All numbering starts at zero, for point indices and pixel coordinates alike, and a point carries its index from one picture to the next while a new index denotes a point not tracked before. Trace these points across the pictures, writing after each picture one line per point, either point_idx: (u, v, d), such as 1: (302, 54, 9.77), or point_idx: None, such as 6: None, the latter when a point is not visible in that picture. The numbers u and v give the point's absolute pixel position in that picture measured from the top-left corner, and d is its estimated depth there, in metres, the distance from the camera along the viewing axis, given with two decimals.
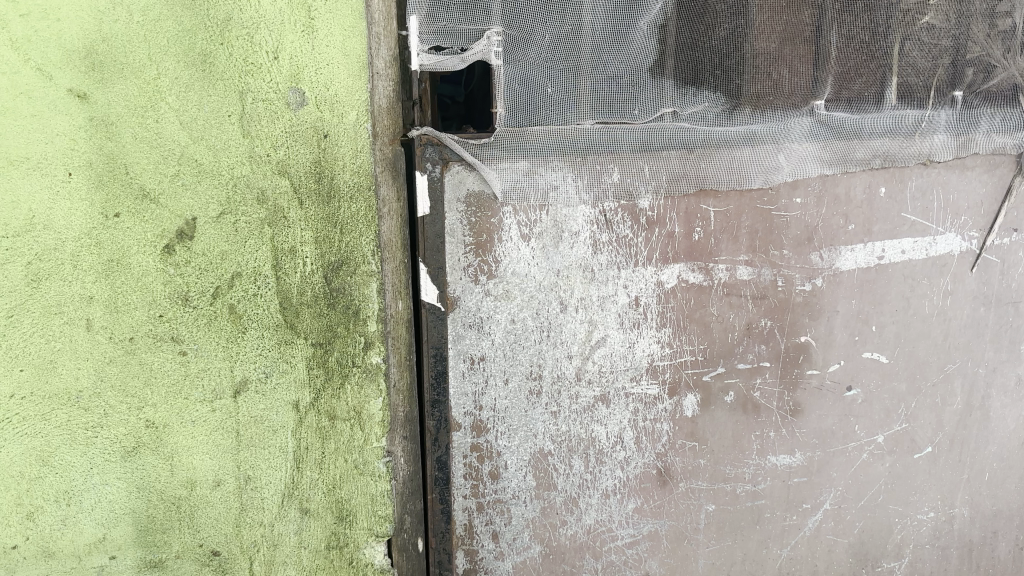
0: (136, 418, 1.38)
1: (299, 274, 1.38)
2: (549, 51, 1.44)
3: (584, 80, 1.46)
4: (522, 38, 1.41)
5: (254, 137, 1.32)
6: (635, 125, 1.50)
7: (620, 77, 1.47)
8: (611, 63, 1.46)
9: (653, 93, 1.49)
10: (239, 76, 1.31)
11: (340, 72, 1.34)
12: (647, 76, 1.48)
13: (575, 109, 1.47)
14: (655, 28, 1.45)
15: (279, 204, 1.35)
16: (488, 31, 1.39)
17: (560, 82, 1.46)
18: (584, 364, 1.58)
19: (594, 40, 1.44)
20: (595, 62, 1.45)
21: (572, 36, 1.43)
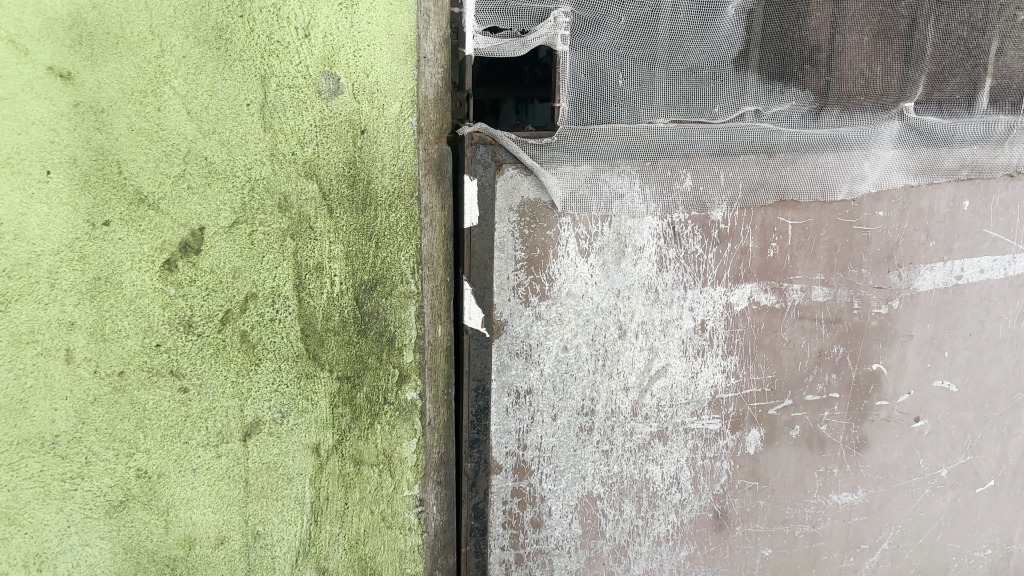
0: (124, 466, 1.13)
1: (325, 295, 1.16)
2: (622, 36, 1.21)
3: (659, 71, 1.25)
4: (592, 21, 1.20)
5: (277, 132, 1.10)
6: (714, 125, 1.29)
7: (700, 70, 1.26)
8: (692, 52, 1.25)
9: (735, 88, 1.28)
10: (262, 56, 1.07)
11: (383, 55, 1.12)
12: (730, 69, 1.27)
13: (648, 104, 1.25)
14: (743, 14, 1.25)
15: (304, 213, 1.13)
16: (556, 9, 1.18)
17: (632, 72, 1.24)
18: (641, 398, 1.38)
19: (675, 24, 1.22)
20: (674, 50, 1.24)
21: (650, 18, 1.21)
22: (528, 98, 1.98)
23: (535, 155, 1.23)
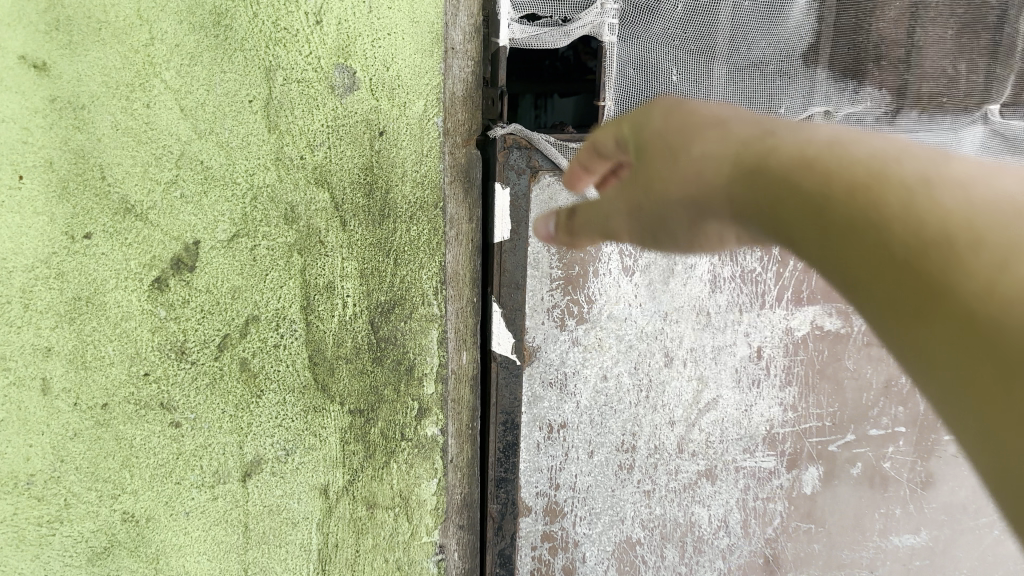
0: (110, 509, 0.98)
1: (336, 319, 1.02)
2: (678, 25, 1.10)
3: (718, 67, 1.14)
4: (646, 8, 1.08)
5: (284, 133, 0.96)
6: None
7: (764, 64, 1.15)
8: (756, 44, 1.13)
9: (803, 84, 1.16)
10: (266, 45, 0.93)
11: (405, 46, 0.98)
12: (797, 62, 1.15)
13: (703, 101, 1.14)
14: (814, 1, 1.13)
15: (313, 225, 0.99)
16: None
17: (688, 65, 1.13)
18: (688, 433, 1.23)
19: (737, 13, 1.10)
20: (735, 44, 1.13)
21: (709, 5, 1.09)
22: (547, 92, 1.82)
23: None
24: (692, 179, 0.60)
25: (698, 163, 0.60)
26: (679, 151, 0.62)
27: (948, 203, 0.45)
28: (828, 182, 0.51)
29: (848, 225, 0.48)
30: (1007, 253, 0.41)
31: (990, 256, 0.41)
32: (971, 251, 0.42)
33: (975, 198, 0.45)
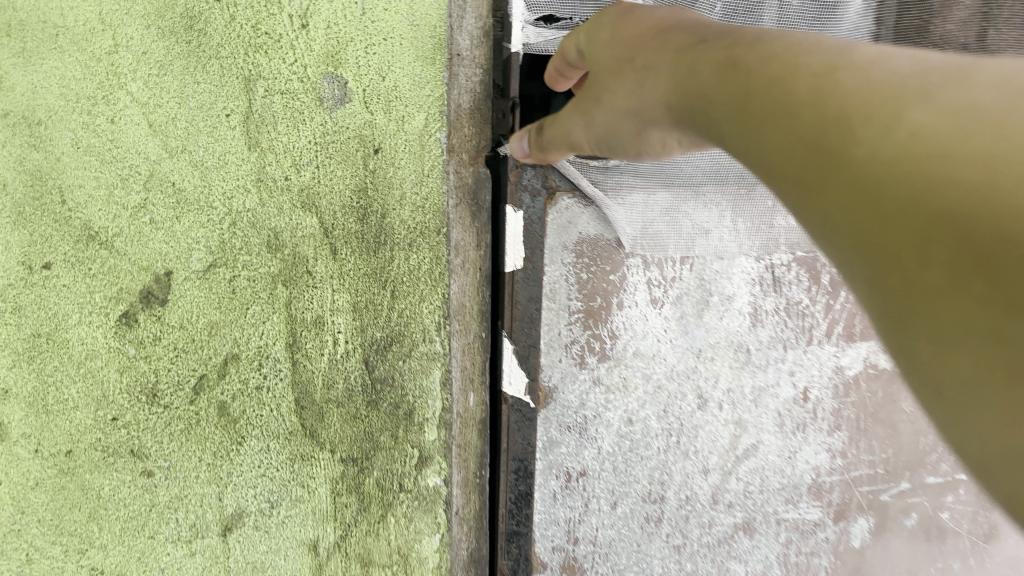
0: (74, 566, 0.88)
1: (327, 359, 0.91)
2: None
3: None
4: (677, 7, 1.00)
5: (266, 151, 0.85)
6: None
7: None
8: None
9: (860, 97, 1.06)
10: (245, 52, 0.82)
11: (404, 52, 0.87)
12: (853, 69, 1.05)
13: None
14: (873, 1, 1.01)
15: (299, 253, 0.88)
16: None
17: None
18: (724, 482, 1.10)
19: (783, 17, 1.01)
20: None
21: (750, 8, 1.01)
22: None
23: (599, 184, 0.99)
24: (633, 96, 0.71)
25: (641, 79, 0.71)
26: (626, 67, 0.73)
27: (846, 79, 0.51)
28: (748, 80, 0.58)
29: (753, 109, 0.56)
30: (890, 112, 0.45)
31: (879, 120, 0.45)
32: (846, 119, 0.48)
33: (880, 75, 0.50)
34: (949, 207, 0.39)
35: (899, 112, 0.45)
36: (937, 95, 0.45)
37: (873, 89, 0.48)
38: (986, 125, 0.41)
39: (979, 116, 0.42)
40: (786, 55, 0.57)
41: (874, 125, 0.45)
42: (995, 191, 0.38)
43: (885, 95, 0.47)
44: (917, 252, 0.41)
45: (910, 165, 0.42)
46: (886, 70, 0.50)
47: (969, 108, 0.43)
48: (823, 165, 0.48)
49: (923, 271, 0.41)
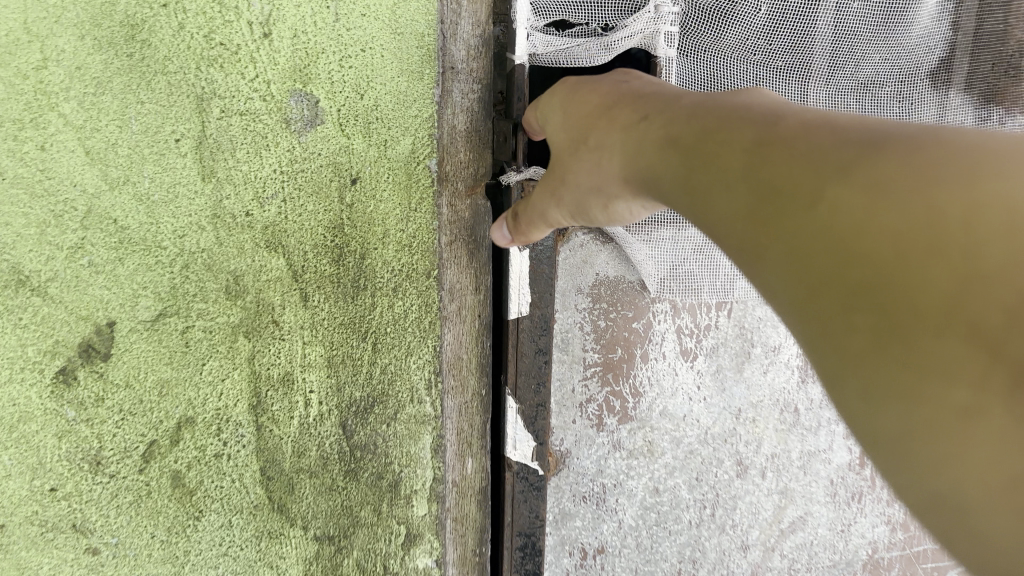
0: None
1: (296, 422, 0.77)
2: (760, 33, 0.86)
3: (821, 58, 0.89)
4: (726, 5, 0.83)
5: (223, 181, 0.72)
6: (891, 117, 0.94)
7: (877, 84, 0.92)
8: (867, 59, 0.89)
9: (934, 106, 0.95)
10: (197, 66, 0.69)
11: (386, 65, 0.75)
12: (920, 84, 0.93)
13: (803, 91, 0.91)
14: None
15: (264, 299, 0.74)
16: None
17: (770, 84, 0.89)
18: (767, 560, 0.95)
19: (841, 18, 0.86)
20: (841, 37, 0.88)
21: (805, 9, 0.85)
22: None
23: None
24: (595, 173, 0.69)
25: (598, 156, 0.69)
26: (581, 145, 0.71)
27: (777, 152, 0.53)
28: (690, 151, 0.60)
29: (697, 182, 0.59)
30: (812, 192, 0.48)
31: (806, 201, 0.49)
32: (783, 196, 0.51)
33: (807, 147, 0.52)
34: (863, 286, 0.43)
35: (821, 185, 0.48)
36: (851, 169, 0.48)
37: (810, 164, 0.50)
38: (892, 202, 0.44)
39: (886, 187, 0.45)
40: (726, 122, 0.60)
41: (806, 203, 0.48)
42: (894, 267, 0.42)
43: (809, 169, 0.50)
44: (844, 320, 0.44)
45: (836, 246, 0.45)
46: (807, 141, 0.52)
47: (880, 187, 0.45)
48: (768, 235, 0.51)
49: (852, 335, 0.44)
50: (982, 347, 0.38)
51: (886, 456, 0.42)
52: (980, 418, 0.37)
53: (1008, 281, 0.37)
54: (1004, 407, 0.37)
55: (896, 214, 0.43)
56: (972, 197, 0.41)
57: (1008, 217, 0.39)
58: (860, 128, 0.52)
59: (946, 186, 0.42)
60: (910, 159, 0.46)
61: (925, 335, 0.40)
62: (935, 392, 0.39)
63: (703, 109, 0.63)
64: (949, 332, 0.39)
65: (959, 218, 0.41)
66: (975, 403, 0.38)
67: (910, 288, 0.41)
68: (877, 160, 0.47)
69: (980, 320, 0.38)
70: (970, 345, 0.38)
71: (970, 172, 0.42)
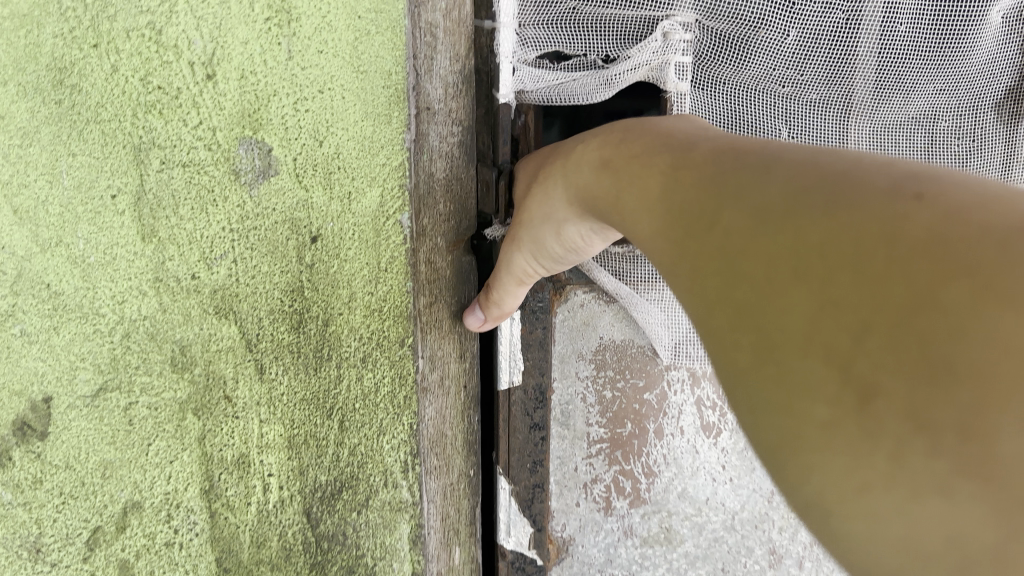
0: None
1: (256, 509, 0.68)
2: (788, 63, 0.81)
3: (862, 89, 0.83)
4: (751, 36, 0.78)
5: (165, 242, 0.61)
6: (936, 146, 0.88)
7: (926, 115, 0.86)
8: (917, 89, 0.83)
9: (993, 154, 0.88)
10: (134, 114, 0.58)
11: (349, 108, 0.67)
12: (978, 116, 0.86)
13: (842, 119, 0.85)
14: (1012, 22, 0.81)
15: (215, 372, 0.64)
16: (666, 18, 0.77)
17: (798, 117, 0.85)
18: None
19: (886, 44, 0.80)
20: (884, 66, 0.81)
21: (842, 36, 0.79)
22: None
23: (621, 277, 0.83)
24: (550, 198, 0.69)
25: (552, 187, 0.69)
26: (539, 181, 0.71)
27: (688, 173, 0.54)
28: (621, 174, 0.61)
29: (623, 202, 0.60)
30: (711, 212, 0.49)
31: (706, 220, 0.49)
32: (691, 219, 0.51)
33: (715, 168, 0.52)
34: (747, 301, 0.42)
35: (719, 207, 0.48)
36: (745, 188, 0.48)
37: (709, 184, 0.51)
38: (775, 220, 0.43)
39: (771, 209, 0.44)
40: (654, 147, 0.61)
41: (706, 222, 0.49)
42: (771, 285, 0.41)
43: (710, 189, 0.50)
44: (732, 338, 0.43)
45: (726, 262, 0.45)
46: (716, 163, 0.53)
47: (766, 206, 0.45)
48: (677, 253, 0.50)
49: (735, 355, 0.42)
50: (835, 362, 0.36)
51: (771, 469, 0.40)
52: (835, 433, 0.35)
53: (863, 296, 0.36)
54: (856, 423, 0.35)
55: (774, 235, 0.43)
56: (838, 218, 0.40)
57: (870, 237, 0.38)
58: (763, 149, 0.52)
59: (817, 207, 0.42)
60: (791, 181, 0.45)
61: (788, 349, 0.39)
62: (804, 411, 0.37)
63: (632, 134, 0.65)
64: (810, 350, 0.37)
65: (822, 237, 0.40)
66: (832, 418, 0.36)
67: (783, 302, 0.40)
68: (770, 182, 0.47)
69: (837, 337, 0.36)
70: (828, 362, 0.36)
71: (845, 192, 0.41)
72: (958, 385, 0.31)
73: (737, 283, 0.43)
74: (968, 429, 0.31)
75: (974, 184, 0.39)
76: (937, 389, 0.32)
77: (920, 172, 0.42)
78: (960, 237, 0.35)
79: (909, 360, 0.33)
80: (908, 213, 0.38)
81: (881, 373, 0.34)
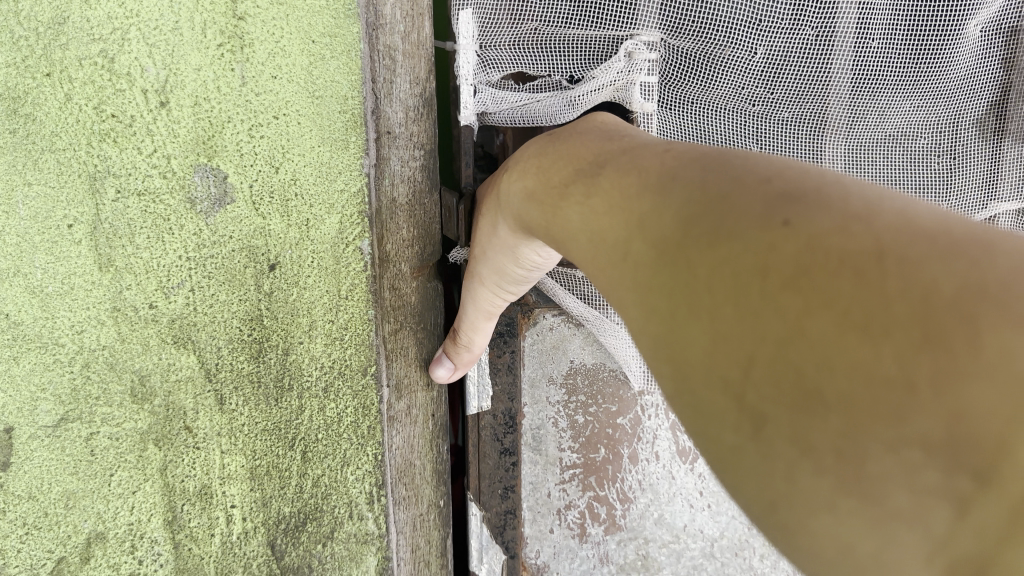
0: None
1: (218, 540, 0.66)
2: (757, 82, 0.84)
3: (833, 106, 0.86)
4: (721, 54, 0.82)
5: (123, 271, 0.61)
6: (910, 161, 0.90)
7: (899, 130, 0.89)
8: (887, 103, 0.86)
9: (970, 167, 0.89)
10: (88, 142, 0.59)
11: (305, 134, 0.66)
12: (950, 131, 0.89)
13: (816, 134, 0.88)
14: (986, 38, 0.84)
15: (174, 403, 0.63)
16: (630, 38, 0.79)
17: (769, 135, 0.88)
18: None
19: (856, 60, 0.83)
20: (856, 82, 0.84)
21: (811, 52, 0.82)
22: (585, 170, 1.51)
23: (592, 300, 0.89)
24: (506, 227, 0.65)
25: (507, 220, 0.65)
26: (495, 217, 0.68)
27: (601, 199, 0.50)
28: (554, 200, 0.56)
29: (553, 233, 0.57)
30: (623, 236, 0.45)
31: (620, 245, 0.45)
32: (609, 240, 0.47)
33: (627, 182, 0.48)
34: (657, 330, 0.39)
35: (627, 230, 0.45)
36: (647, 212, 0.43)
37: (620, 207, 0.47)
38: (671, 246, 0.39)
39: (669, 236, 0.40)
40: (570, 172, 0.56)
41: (618, 251, 0.45)
42: (669, 318, 0.38)
43: (620, 210, 0.47)
44: (652, 361, 0.40)
45: (639, 291, 0.41)
46: (626, 176, 0.48)
47: (665, 232, 0.41)
48: (603, 277, 0.47)
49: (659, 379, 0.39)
50: (730, 391, 0.33)
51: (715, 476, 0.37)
52: (741, 461, 0.33)
53: (744, 328, 0.33)
54: (754, 451, 0.32)
55: (670, 265, 0.39)
56: (721, 244, 0.36)
57: (747, 260, 0.34)
58: (664, 158, 0.47)
59: (707, 230, 0.38)
60: (684, 198, 0.41)
61: (688, 380, 0.36)
62: (714, 439, 0.34)
63: (550, 157, 0.60)
64: (706, 378, 0.35)
65: (709, 264, 0.36)
66: (736, 447, 0.33)
67: (681, 333, 0.37)
68: (666, 203, 0.42)
69: (727, 368, 0.33)
70: (724, 392, 0.34)
71: (727, 210, 0.37)
72: (828, 411, 0.29)
73: (648, 312, 0.40)
74: (844, 454, 0.28)
75: (856, 185, 0.36)
76: (813, 419, 0.29)
77: (805, 176, 0.37)
78: (828, 249, 0.31)
79: (786, 390, 0.30)
80: (779, 237, 0.33)
81: (766, 402, 0.31)
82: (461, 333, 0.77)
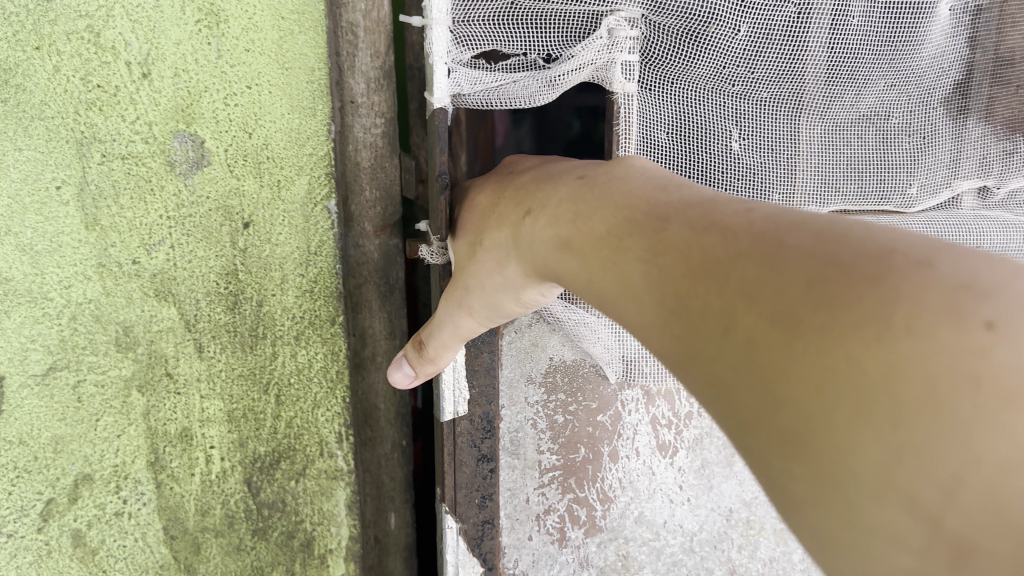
0: None
1: (199, 479, 0.72)
2: (737, 62, 0.76)
3: (809, 89, 0.80)
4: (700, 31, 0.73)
5: (108, 230, 0.66)
6: (895, 148, 0.85)
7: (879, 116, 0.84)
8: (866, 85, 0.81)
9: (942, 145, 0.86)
10: (75, 111, 0.64)
11: (276, 102, 0.71)
12: (931, 111, 0.85)
13: (794, 118, 0.81)
14: (961, 16, 0.82)
15: (157, 350, 0.69)
16: (610, 14, 0.71)
17: (750, 121, 0.80)
18: None
19: (835, 42, 0.77)
20: (835, 65, 0.79)
21: (790, 30, 0.76)
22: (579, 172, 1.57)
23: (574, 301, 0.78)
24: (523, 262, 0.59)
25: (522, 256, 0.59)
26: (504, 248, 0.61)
27: (684, 247, 0.42)
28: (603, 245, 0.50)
29: (602, 289, 0.49)
30: (718, 299, 0.36)
31: (719, 309, 0.36)
32: (696, 296, 0.38)
33: (715, 235, 0.40)
34: (788, 426, 0.30)
35: (727, 291, 0.36)
36: (764, 274, 0.35)
37: (714, 259, 0.38)
38: (810, 322, 0.31)
39: (803, 307, 0.32)
40: (620, 221, 0.50)
41: (710, 316, 0.36)
42: (814, 412, 0.29)
43: (713, 268, 0.38)
44: (772, 462, 0.31)
45: (752, 374, 0.33)
46: (712, 233, 0.41)
47: (792, 302, 0.32)
48: (679, 343, 0.38)
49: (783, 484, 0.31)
50: (926, 519, 0.26)
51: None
52: None
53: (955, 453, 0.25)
54: None
55: (819, 350, 0.30)
56: (896, 335, 0.28)
57: (952, 361, 0.27)
58: (763, 219, 0.40)
59: (871, 308, 0.29)
60: (816, 267, 0.33)
61: (851, 494, 0.28)
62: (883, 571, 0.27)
63: (587, 203, 0.54)
64: (880, 493, 0.27)
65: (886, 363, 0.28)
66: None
67: (839, 441, 0.28)
68: (783, 265, 0.34)
69: (921, 487, 0.26)
70: (910, 515, 0.26)
71: (897, 292, 0.29)
72: None
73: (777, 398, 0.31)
74: None
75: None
76: None
77: (982, 262, 0.31)
78: None
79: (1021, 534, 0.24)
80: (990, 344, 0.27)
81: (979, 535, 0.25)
82: (427, 347, 0.69)
